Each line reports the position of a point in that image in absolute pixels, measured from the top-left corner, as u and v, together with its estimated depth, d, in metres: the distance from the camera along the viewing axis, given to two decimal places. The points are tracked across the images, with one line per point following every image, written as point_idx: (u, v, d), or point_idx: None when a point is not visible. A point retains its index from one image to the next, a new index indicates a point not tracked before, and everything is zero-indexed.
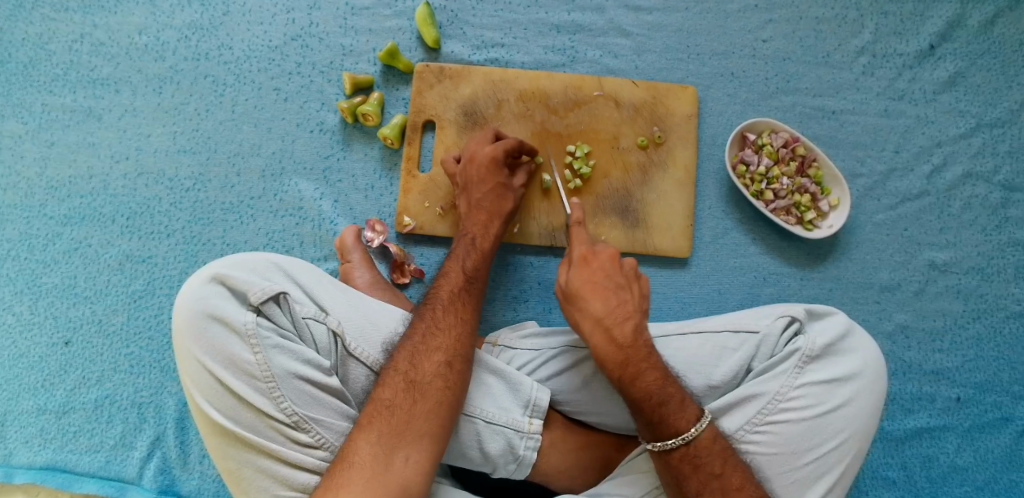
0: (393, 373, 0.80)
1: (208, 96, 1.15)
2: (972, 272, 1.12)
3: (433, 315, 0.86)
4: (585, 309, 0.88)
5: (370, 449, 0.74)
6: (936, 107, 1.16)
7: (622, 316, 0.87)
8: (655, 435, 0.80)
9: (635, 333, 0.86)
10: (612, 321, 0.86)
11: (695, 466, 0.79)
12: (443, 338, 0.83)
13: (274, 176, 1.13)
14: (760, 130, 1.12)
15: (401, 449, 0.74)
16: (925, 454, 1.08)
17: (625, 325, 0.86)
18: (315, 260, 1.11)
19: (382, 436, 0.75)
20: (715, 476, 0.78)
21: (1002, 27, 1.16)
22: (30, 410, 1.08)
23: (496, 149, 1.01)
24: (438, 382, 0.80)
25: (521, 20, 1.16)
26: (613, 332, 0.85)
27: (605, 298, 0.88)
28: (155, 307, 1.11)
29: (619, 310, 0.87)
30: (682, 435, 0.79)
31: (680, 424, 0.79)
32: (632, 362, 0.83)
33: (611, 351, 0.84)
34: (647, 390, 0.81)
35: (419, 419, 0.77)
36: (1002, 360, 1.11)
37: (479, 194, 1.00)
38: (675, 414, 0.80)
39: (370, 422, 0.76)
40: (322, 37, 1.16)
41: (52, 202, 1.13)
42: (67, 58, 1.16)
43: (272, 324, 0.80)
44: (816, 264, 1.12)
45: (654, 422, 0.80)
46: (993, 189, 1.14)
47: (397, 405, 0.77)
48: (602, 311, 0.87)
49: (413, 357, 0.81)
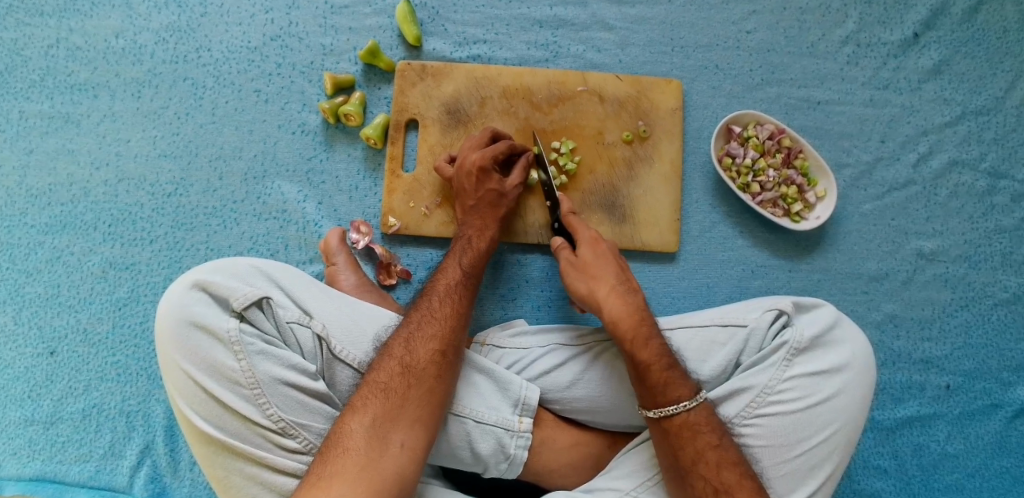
0: (388, 358, 0.80)
1: (188, 100, 1.14)
2: (959, 260, 1.12)
3: (429, 306, 0.86)
4: (598, 275, 0.89)
5: (364, 432, 0.73)
6: (921, 95, 1.15)
7: (632, 287, 0.88)
8: (655, 401, 0.80)
9: (643, 304, 0.87)
10: (625, 288, 0.88)
11: (694, 433, 0.79)
12: (437, 327, 0.83)
13: (257, 179, 1.12)
14: (746, 122, 1.11)
15: (395, 433, 0.74)
16: (916, 443, 1.08)
17: (637, 294, 0.88)
18: (300, 263, 1.10)
19: (377, 420, 0.74)
20: (712, 446, 0.78)
21: (986, 14, 1.16)
22: (17, 421, 1.07)
23: (484, 159, 0.98)
24: (432, 370, 0.79)
25: (503, 16, 1.15)
26: (628, 297, 0.86)
27: (616, 269, 0.90)
28: (140, 315, 1.10)
29: (630, 282, 0.89)
30: (684, 403, 0.79)
31: (683, 391, 0.80)
32: (645, 326, 0.84)
33: (627, 313, 0.85)
34: (657, 352, 0.82)
35: (413, 404, 0.76)
36: (991, 347, 1.11)
37: (474, 201, 0.99)
38: (679, 381, 0.80)
39: (365, 404, 0.75)
40: (302, 37, 1.15)
41: (33, 212, 1.12)
42: (44, 64, 1.14)
43: (255, 330, 0.79)
44: (804, 255, 1.12)
45: (661, 385, 0.80)
46: (979, 176, 1.14)
47: (392, 389, 0.77)
48: (614, 279, 0.88)
49: (408, 343, 0.81)
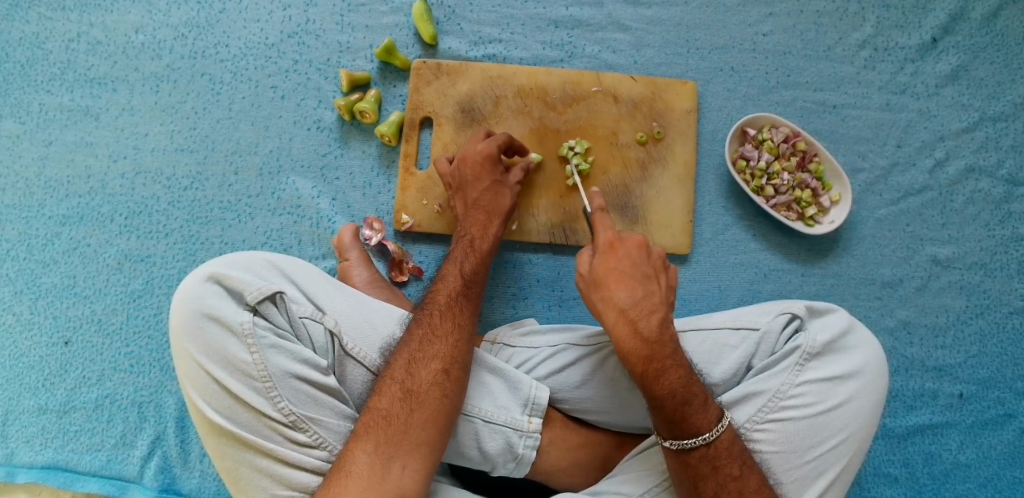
0: (389, 381, 0.79)
1: (205, 95, 1.15)
2: (975, 268, 1.11)
3: (430, 321, 0.84)
4: (608, 298, 0.84)
5: (367, 458, 0.74)
6: (939, 100, 1.14)
7: (648, 309, 0.83)
8: (672, 433, 0.79)
9: (659, 328, 0.82)
10: (637, 313, 0.83)
11: (714, 467, 0.78)
12: (440, 346, 0.82)
13: (272, 175, 1.13)
14: (761, 125, 1.11)
15: (397, 458, 0.74)
16: (928, 451, 1.07)
17: (651, 319, 0.82)
18: (314, 258, 1.11)
19: (378, 446, 0.74)
20: (733, 478, 0.78)
21: (1005, 20, 1.15)
22: (30, 409, 1.08)
23: (489, 146, 1.00)
24: (435, 391, 0.79)
25: (519, 16, 1.15)
26: (638, 325, 0.82)
27: (631, 288, 0.84)
28: (153, 307, 1.11)
29: (646, 302, 0.83)
30: (702, 435, 0.78)
31: (702, 423, 0.78)
32: (657, 359, 0.80)
33: (637, 346, 0.81)
34: (670, 388, 0.79)
35: (416, 429, 0.76)
36: (1006, 356, 1.10)
37: (476, 193, 0.99)
38: (697, 414, 0.78)
39: (367, 431, 0.75)
40: (318, 34, 1.15)
41: (51, 203, 1.13)
42: (64, 57, 1.16)
43: (269, 324, 0.79)
44: (818, 260, 1.11)
45: (676, 421, 0.78)
46: (996, 183, 1.13)
47: (393, 415, 0.76)
48: (627, 301, 0.83)
49: (410, 365, 0.80)
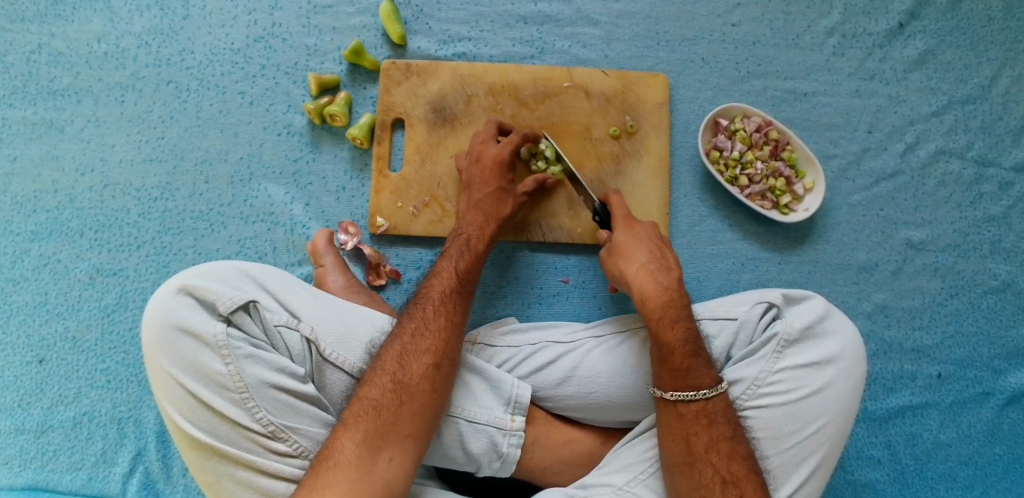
0: (381, 372, 0.78)
1: (171, 103, 1.13)
2: (948, 249, 1.13)
3: (422, 315, 0.83)
4: (628, 257, 0.93)
5: (355, 449, 0.72)
6: (907, 85, 1.15)
7: (666, 268, 0.91)
8: (674, 384, 0.81)
9: (678, 283, 0.89)
10: (656, 267, 0.90)
11: (709, 421, 0.79)
12: (432, 340, 0.81)
13: (243, 182, 1.11)
14: (733, 115, 1.11)
15: (386, 450, 0.73)
16: (910, 432, 1.09)
17: (668, 274, 0.90)
18: (289, 265, 1.09)
19: (367, 437, 0.73)
20: (727, 437, 0.78)
21: (969, 4, 1.17)
22: (7, 431, 1.06)
23: (503, 151, 1.01)
24: (426, 385, 0.78)
25: (487, 13, 1.15)
26: (658, 276, 0.89)
27: (648, 250, 0.93)
28: (128, 321, 1.09)
29: (664, 262, 0.92)
30: (702, 390, 0.80)
31: (703, 378, 0.80)
32: (673, 304, 0.86)
33: (657, 292, 0.87)
34: (680, 335, 0.83)
35: (406, 421, 0.75)
36: (982, 335, 1.11)
37: (479, 195, 0.99)
38: (701, 368, 0.81)
39: (356, 421, 0.74)
40: (286, 37, 1.14)
41: (18, 219, 1.11)
42: (26, 69, 1.13)
43: (243, 334, 0.78)
44: (793, 247, 1.12)
45: (682, 371, 0.81)
46: (966, 165, 1.14)
47: (384, 406, 0.75)
48: (646, 259, 0.92)
49: (402, 357, 0.79)
